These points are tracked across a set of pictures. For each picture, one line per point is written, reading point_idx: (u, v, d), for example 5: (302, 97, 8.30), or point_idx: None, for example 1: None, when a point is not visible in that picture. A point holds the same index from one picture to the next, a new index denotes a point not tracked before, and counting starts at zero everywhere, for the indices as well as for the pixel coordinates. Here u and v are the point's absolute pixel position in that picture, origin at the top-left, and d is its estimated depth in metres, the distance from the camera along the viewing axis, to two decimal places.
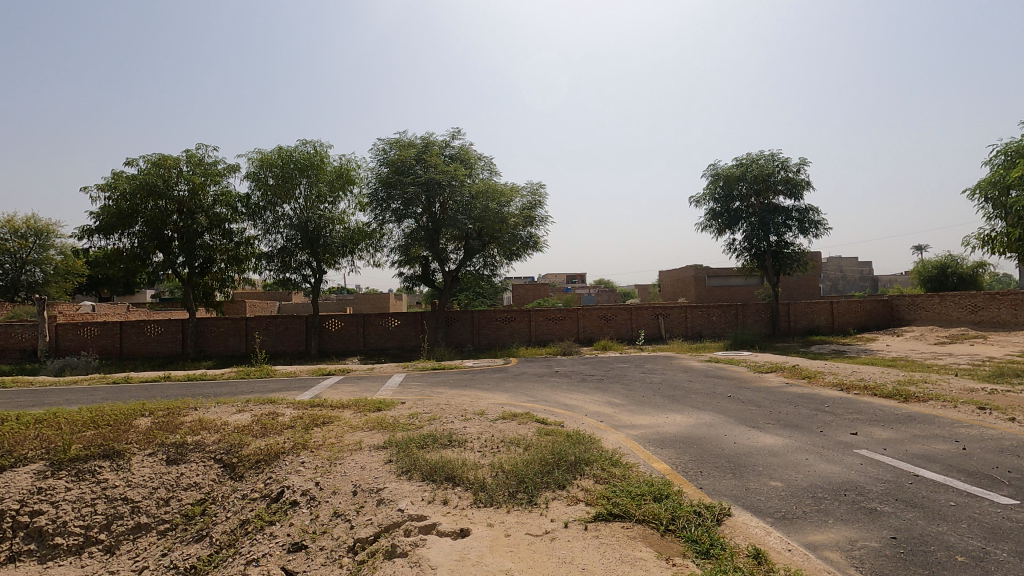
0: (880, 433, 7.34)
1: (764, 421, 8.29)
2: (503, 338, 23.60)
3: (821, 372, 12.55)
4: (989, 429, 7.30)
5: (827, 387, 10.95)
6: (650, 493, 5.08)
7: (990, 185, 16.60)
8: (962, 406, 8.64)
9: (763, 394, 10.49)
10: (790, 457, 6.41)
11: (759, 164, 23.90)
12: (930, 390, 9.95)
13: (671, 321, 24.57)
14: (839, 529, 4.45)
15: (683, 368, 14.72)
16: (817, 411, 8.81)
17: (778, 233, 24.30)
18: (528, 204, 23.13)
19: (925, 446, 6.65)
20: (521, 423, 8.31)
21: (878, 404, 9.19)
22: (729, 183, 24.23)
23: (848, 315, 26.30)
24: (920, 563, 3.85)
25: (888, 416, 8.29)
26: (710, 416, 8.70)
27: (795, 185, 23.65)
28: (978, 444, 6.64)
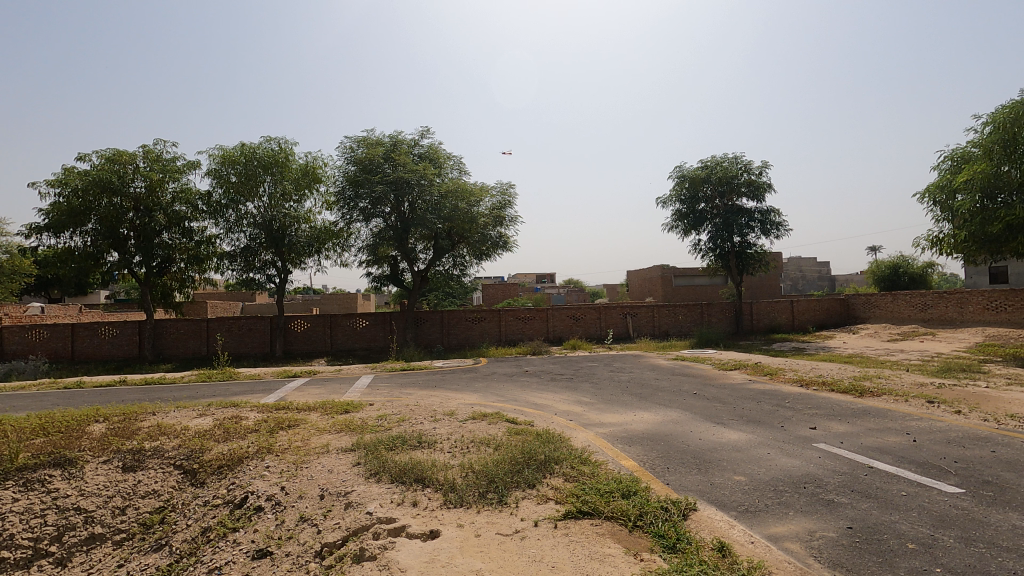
0: (837, 427, 7.63)
1: (728, 417, 8.51)
2: (473, 337, 23.53)
3: (782, 369, 12.95)
4: (937, 422, 7.66)
5: (788, 383, 11.31)
6: (618, 490, 5.15)
7: (939, 189, 17.40)
8: (913, 400, 9.05)
9: (727, 391, 10.76)
10: (753, 451, 6.60)
11: (723, 167, 24.50)
12: (883, 385, 10.38)
13: (639, 320, 24.96)
14: (799, 521, 4.60)
15: (650, 366, 14.96)
16: (778, 407, 9.09)
17: (741, 234, 24.92)
18: (497, 204, 23.16)
19: (879, 439, 6.94)
20: (491, 423, 8.31)
21: (835, 399, 9.55)
22: (695, 184, 24.76)
23: (807, 313, 27.21)
24: (875, 551, 4.02)
25: (844, 411, 8.61)
26: (676, 413, 8.89)
27: (758, 187, 24.30)
28: (928, 436, 6.97)
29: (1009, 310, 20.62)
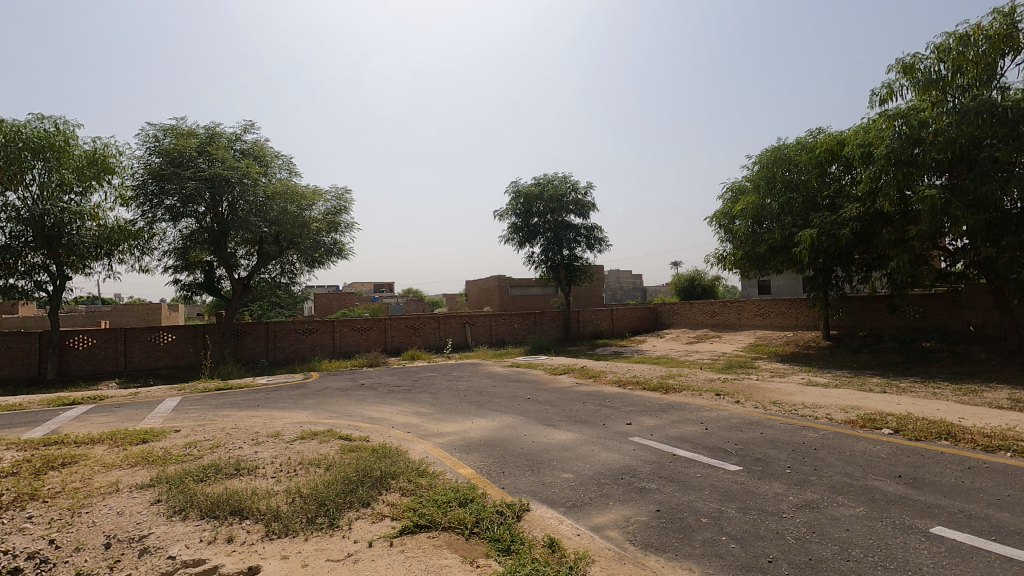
0: (647, 421, 8.60)
1: (558, 419, 9.08)
2: (303, 350, 21.91)
3: (604, 371, 14.24)
4: (722, 411, 9.05)
5: (608, 384, 12.46)
6: (455, 499, 5.17)
7: (723, 215, 20.78)
8: (705, 394, 10.58)
9: (557, 394, 11.50)
10: (580, 449, 7.13)
11: (554, 185, 26.31)
12: (683, 382, 11.98)
13: (477, 329, 25.56)
14: (617, 509, 5.06)
15: (488, 373, 15.39)
16: (601, 406, 9.96)
17: (569, 248, 26.95)
18: (332, 209, 22.04)
19: (680, 429, 7.97)
20: (323, 441, 7.79)
21: (646, 396, 10.77)
22: (528, 200, 26.24)
23: (624, 320, 30.36)
24: (677, 529, 4.57)
25: (653, 406, 9.75)
26: (511, 418, 9.24)
27: (583, 206, 26.51)
28: (716, 424, 8.19)
29: (772, 315, 25.06)
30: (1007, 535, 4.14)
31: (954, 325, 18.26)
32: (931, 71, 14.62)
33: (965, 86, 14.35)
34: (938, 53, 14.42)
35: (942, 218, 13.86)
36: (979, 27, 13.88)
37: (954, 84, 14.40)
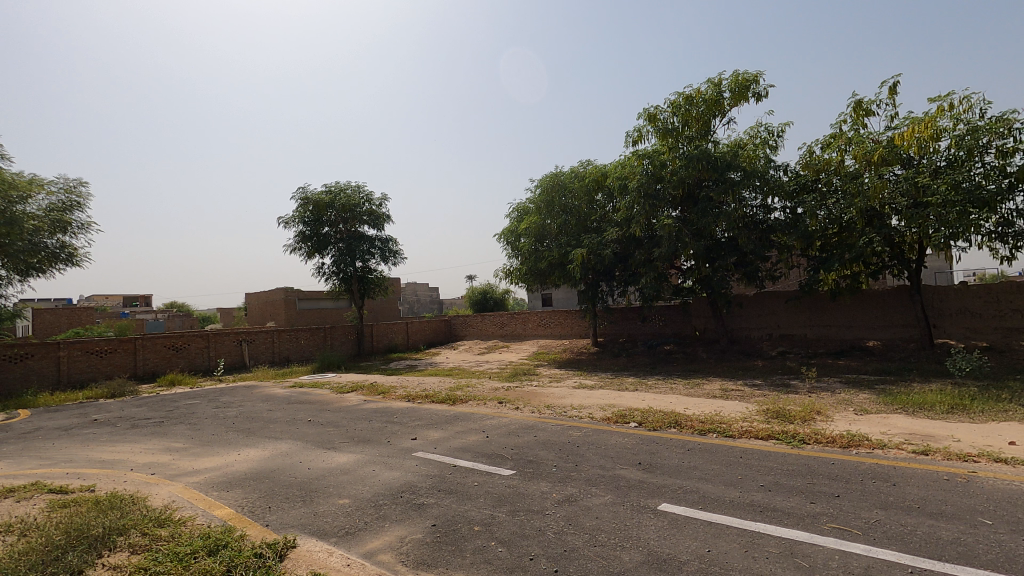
0: (432, 434, 8.64)
1: (339, 440, 8.57)
2: (9, 382, 17.10)
3: (394, 387, 13.97)
4: (503, 418, 9.57)
5: (398, 399, 12.24)
6: (203, 548, 4.46)
7: (509, 233, 22.24)
8: (489, 403, 11.09)
9: (342, 414, 10.89)
10: (360, 471, 6.80)
11: (346, 194, 25.14)
12: (470, 393, 12.39)
13: (256, 347, 23.03)
14: (393, 530, 4.91)
15: (265, 396, 13.91)
16: (387, 423, 9.71)
17: (363, 260, 26.00)
18: (57, 205, 18.03)
19: (463, 440, 8.17)
20: (23, 499, 6.09)
21: (434, 409, 10.85)
22: (318, 208, 24.64)
23: (419, 333, 30.39)
24: (451, 541, 4.61)
25: (440, 419, 9.85)
26: (286, 444, 8.44)
27: (378, 217, 25.82)
28: (496, 431, 8.60)
29: (552, 326, 27.54)
30: (710, 503, 5.10)
31: (686, 331, 22.29)
32: (668, 121, 17.78)
33: (690, 138, 17.76)
34: (672, 108, 17.62)
35: (676, 243, 16.85)
36: (699, 91, 17.35)
37: (683, 135, 17.72)
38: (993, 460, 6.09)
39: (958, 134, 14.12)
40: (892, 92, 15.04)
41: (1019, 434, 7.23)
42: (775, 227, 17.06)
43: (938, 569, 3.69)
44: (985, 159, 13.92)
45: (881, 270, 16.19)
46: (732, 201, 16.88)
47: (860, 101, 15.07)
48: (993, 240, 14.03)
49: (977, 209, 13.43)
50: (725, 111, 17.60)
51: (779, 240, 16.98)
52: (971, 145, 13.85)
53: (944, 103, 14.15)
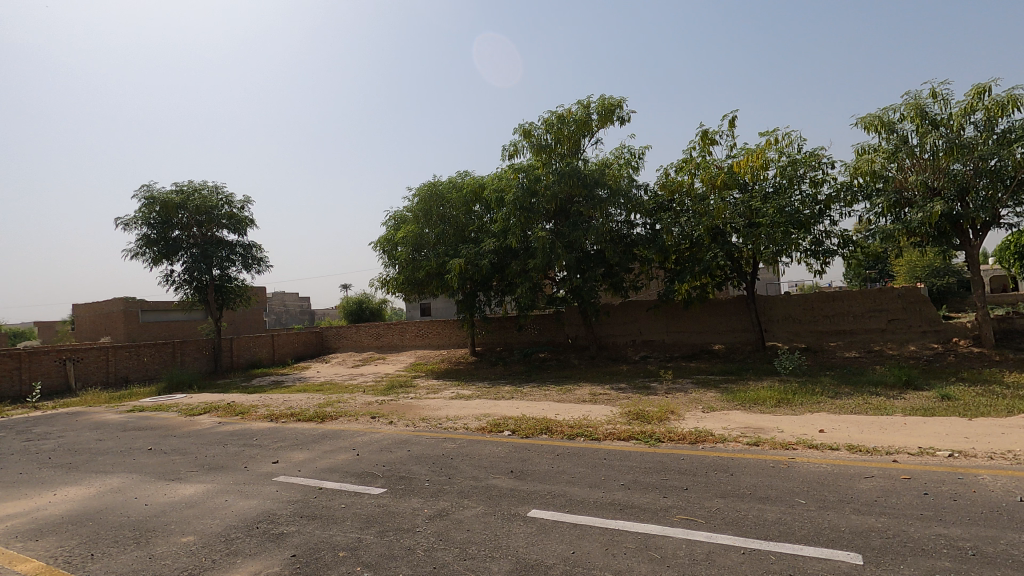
0: (296, 456, 8.07)
1: (186, 469, 7.67)
2: None
3: (254, 406, 12.86)
4: (375, 434, 9.23)
5: (258, 419, 11.28)
6: None
7: (386, 242, 21.65)
8: (361, 418, 10.65)
9: (191, 439, 9.77)
10: (209, 503, 6.12)
11: (202, 195, 22.77)
12: (340, 409, 11.80)
13: (85, 367, 19.92)
14: (245, 567, 4.47)
15: (93, 424, 12.05)
16: (245, 447, 8.89)
17: (221, 268, 23.69)
18: None
19: (330, 459, 7.74)
20: None
21: (299, 428, 10.16)
22: (167, 210, 22.02)
23: (286, 346, 28.37)
24: (312, 571, 4.31)
25: (306, 438, 9.23)
26: (118, 479, 7.36)
27: (239, 221, 23.69)
28: (367, 448, 8.26)
29: (430, 336, 27.22)
30: (575, 506, 5.32)
31: (559, 338, 23.26)
32: (542, 138, 18.59)
33: (562, 155, 18.69)
34: (546, 125, 18.45)
35: (550, 254, 17.56)
36: (570, 111, 18.35)
37: (556, 152, 18.60)
38: (807, 446, 7.09)
39: (781, 165, 16.42)
40: (731, 125, 17.10)
41: (826, 423, 8.51)
42: (637, 241, 18.49)
43: (764, 547, 4.19)
44: (802, 188, 16.33)
45: (724, 281, 18.23)
46: (600, 216, 18.02)
47: (706, 131, 16.93)
48: (808, 256, 16.47)
49: (796, 229, 15.70)
50: (593, 131, 18.78)
51: (640, 253, 18.42)
52: (791, 175, 16.19)
53: (770, 138, 16.39)
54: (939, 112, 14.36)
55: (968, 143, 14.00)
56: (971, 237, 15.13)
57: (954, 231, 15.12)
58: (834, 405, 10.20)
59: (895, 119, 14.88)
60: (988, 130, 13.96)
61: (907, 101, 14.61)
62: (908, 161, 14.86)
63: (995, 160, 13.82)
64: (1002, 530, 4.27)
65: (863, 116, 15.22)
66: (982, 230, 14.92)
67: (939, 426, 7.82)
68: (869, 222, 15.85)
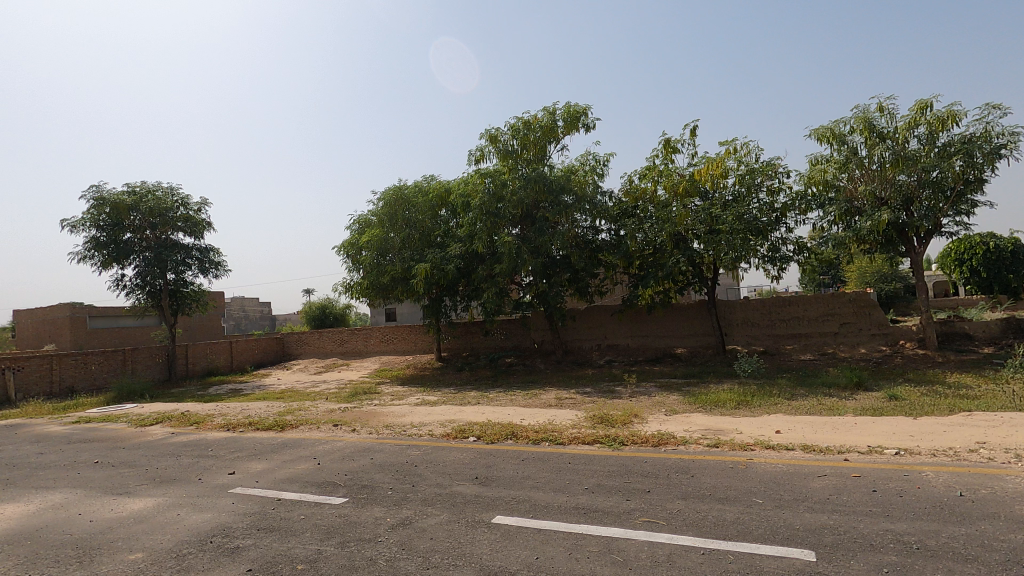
0: (255, 466, 7.83)
1: (135, 483, 7.33)
2: None
3: (210, 415, 12.40)
4: (337, 442, 9.03)
5: (215, 429, 10.90)
6: None
7: (350, 246, 21.27)
8: (323, 426, 10.41)
9: (142, 451, 9.34)
10: (160, 517, 5.86)
11: (155, 196, 21.92)
12: (301, 417, 11.50)
13: (27, 376, 18.88)
14: None
15: (34, 437, 11.39)
16: (199, 458, 8.56)
17: (176, 271, 22.84)
18: None
19: (290, 469, 7.53)
20: None
21: (258, 437, 9.86)
22: (118, 211, 21.13)
23: (245, 353, 27.52)
24: None
25: (264, 448, 8.96)
26: (61, 495, 6.97)
27: (195, 224, 22.89)
28: (329, 457, 8.07)
29: (395, 341, 26.88)
30: (539, 511, 5.32)
31: (526, 343, 23.33)
32: (508, 144, 18.71)
33: (528, 160, 18.79)
34: (512, 131, 18.56)
35: (516, 259, 17.58)
36: (536, 117, 18.49)
37: (522, 158, 18.70)
38: (765, 446, 7.30)
39: (740, 174, 16.92)
40: (692, 135, 17.54)
41: (782, 424, 8.77)
42: (602, 247, 18.71)
43: (722, 547, 4.28)
44: (759, 196, 16.88)
45: (686, 286, 18.63)
46: (566, 221, 18.18)
47: (668, 140, 17.31)
48: (766, 262, 17.00)
49: (754, 236, 16.21)
50: (558, 138, 18.94)
51: (605, 258, 18.67)
52: (749, 184, 16.73)
53: (730, 147, 16.89)
54: (886, 125, 15.07)
55: (912, 155, 14.72)
56: (915, 244, 15.91)
57: (899, 238, 15.88)
58: (790, 406, 10.52)
59: (846, 131, 15.52)
60: (930, 143, 14.71)
61: (857, 114, 15.28)
62: (858, 171, 15.53)
63: (937, 172, 14.59)
64: (944, 523, 4.48)
65: (816, 128, 15.83)
66: (925, 238, 15.72)
67: (887, 425, 8.16)
68: (822, 229, 16.47)
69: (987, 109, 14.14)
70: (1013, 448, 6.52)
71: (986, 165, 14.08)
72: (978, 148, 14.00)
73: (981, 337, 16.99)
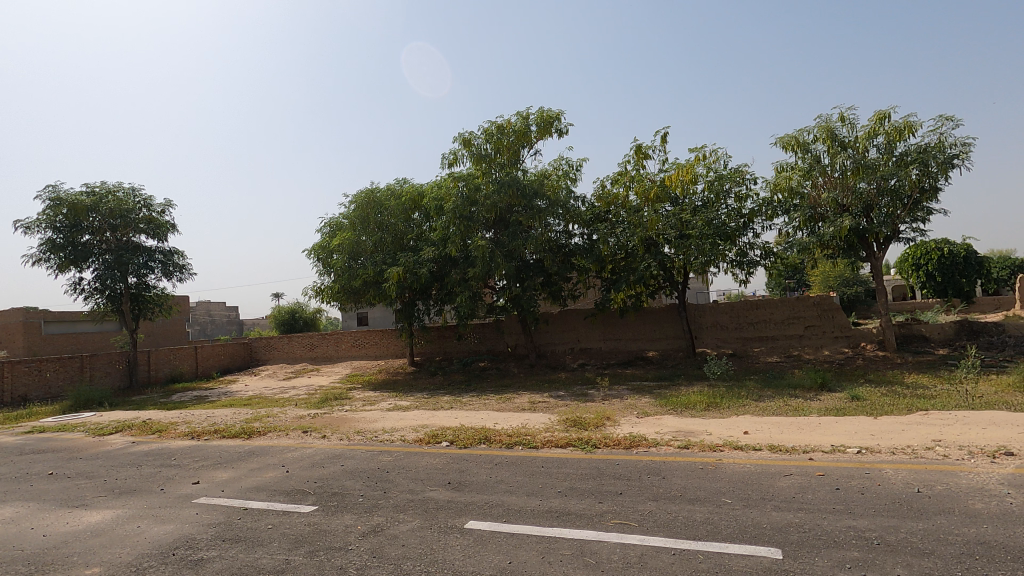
0: (220, 475, 7.61)
1: (93, 494, 7.04)
2: None
3: (173, 423, 12.00)
4: (307, 449, 8.86)
5: (178, 437, 10.55)
6: None
7: (321, 249, 20.91)
8: (291, 433, 10.20)
9: (99, 461, 8.98)
10: (120, 530, 5.64)
11: (115, 197, 21.18)
12: (269, 424, 11.23)
13: None
14: None
15: None
16: (162, 467, 8.28)
17: (138, 275, 22.09)
18: None
19: (258, 477, 7.34)
20: None
21: (224, 445, 9.60)
22: (76, 212, 20.35)
23: (210, 358, 26.75)
24: None
25: (230, 456, 8.72)
26: (11, 509, 6.63)
27: (158, 226, 22.18)
28: (297, 464, 7.91)
29: (367, 346, 26.53)
30: (512, 515, 5.31)
31: (499, 347, 23.33)
32: (481, 148, 18.66)
33: (502, 164, 18.80)
34: (485, 135, 18.55)
35: (489, 263, 17.56)
36: (509, 121, 18.55)
37: (495, 161, 18.69)
38: (733, 447, 7.45)
39: (709, 180, 17.30)
40: (663, 141, 17.83)
41: (750, 425, 8.96)
42: (575, 251, 18.83)
43: (693, 547, 4.34)
44: (728, 202, 17.27)
45: (657, 290, 18.92)
46: (539, 226, 18.21)
47: (640, 146, 17.56)
48: (734, 267, 17.37)
49: (722, 241, 16.59)
50: (532, 143, 19.04)
51: (578, 262, 18.82)
52: (717, 190, 17.12)
53: (699, 154, 17.23)
54: (847, 135, 15.61)
55: (872, 163, 15.28)
56: (874, 250, 16.49)
57: (860, 244, 16.42)
58: (758, 407, 10.76)
59: (809, 140, 16.02)
60: (888, 152, 15.28)
61: (820, 124, 15.79)
62: (821, 178, 16.03)
63: (895, 180, 15.17)
64: (903, 519, 4.64)
65: (782, 136, 16.29)
66: (884, 243, 16.31)
67: (849, 425, 8.42)
68: (788, 235, 16.95)
69: (940, 121, 14.79)
70: (966, 445, 6.80)
71: (940, 174, 14.72)
72: (933, 158, 14.62)
73: (936, 339, 17.68)
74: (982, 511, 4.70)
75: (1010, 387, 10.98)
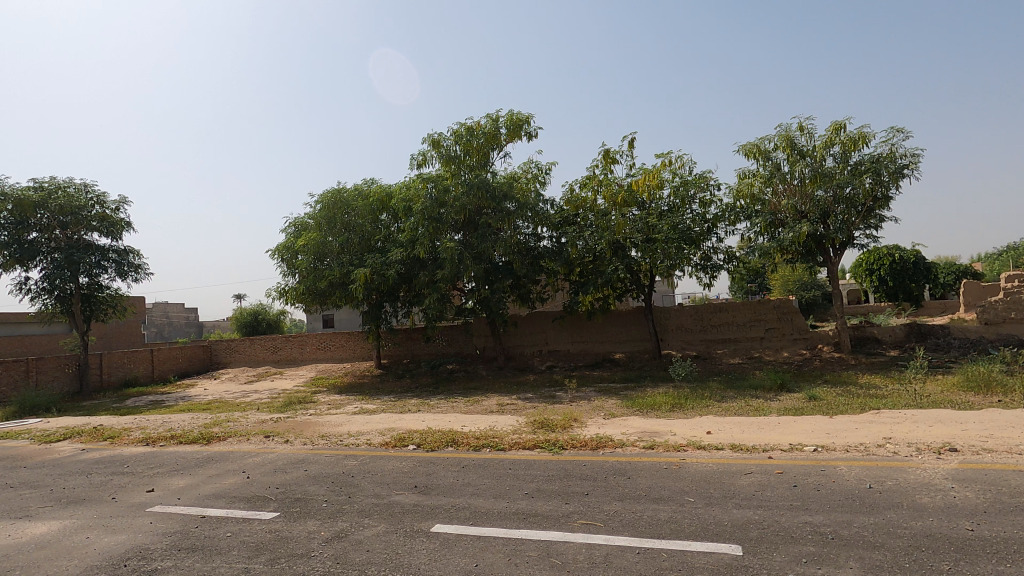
0: (176, 482, 7.35)
1: (36, 505, 6.69)
2: None
3: (125, 429, 11.50)
4: (268, 454, 8.65)
5: (132, 444, 10.14)
6: None
7: (285, 249, 20.41)
8: (252, 438, 9.93)
9: (46, 469, 8.55)
10: (66, 542, 5.38)
11: (66, 192, 20.26)
12: (229, 428, 10.91)
13: None
14: None
15: None
16: (114, 475, 7.94)
17: (89, 274, 21.14)
18: None
19: (216, 484, 7.13)
20: None
21: (181, 451, 9.28)
22: (22, 209, 19.37)
23: (168, 362, 25.78)
24: None
25: (187, 462, 8.44)
26: None
27: (112, 224, 21.27)
28: (258, 470, 7.70)
29: (333, 348, 26.03)
30: (479, 518, 5.29)
31: (467, 349, 23.28)
32: (451, 149, 18.59)
33: (471, 167, 18.78)
34: (454, 136, 18.50)
35: (458, 265, 17.47)
36: (478, 123, 18.54)
37: (464, 163, 18.64)
38: (697, 446, 7.61)
39: (675, 185, 17.64)
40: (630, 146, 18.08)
41: (713, 425, 9.16)
42: (543, 253, 18.86)
43: (656, 546, 4.40)
44: (692, 207, 17.66)
45: (624, 292, 19.25)
46: (508, 228, 18.21)
47: (607, 151, 17.79)
48: (698, 271, 17.77)
49: (688, 245, 16.97)
50: (502, 145, 19.10)
51: (547, 265, 18.89)
52: (683, 196, 17.49)
53: (665, 160, 17.55)
54: (806, 144, 16.17)
55: (829, 172, 15.86)
56: (831, 254, 17.13)
57: (818, 249, 17.00)
58: (720, 407, 11.01)
59: (770, 148, 16.52)
60: (844, 161, 15.88)
61: (780, 133, 16.30)
62: (781, 186, 16.56)
63: (850, 189, 15.80)
64: (856, 514, 4.82)
65: (743, 144, 16.76)
66: (840, 249, 16.96)
67: (807, 425, 8.70)
68: (750, 240, 17.41)
69: (892, 132, 15.49)
70: (914, 442, 7.12)
71: (891, 184, 15.38)
72: (885, 168, 15.29)
73: (888, 341, 18.45)
74: (928, 505, 4.93)
75: (954, 387, 11.53)
